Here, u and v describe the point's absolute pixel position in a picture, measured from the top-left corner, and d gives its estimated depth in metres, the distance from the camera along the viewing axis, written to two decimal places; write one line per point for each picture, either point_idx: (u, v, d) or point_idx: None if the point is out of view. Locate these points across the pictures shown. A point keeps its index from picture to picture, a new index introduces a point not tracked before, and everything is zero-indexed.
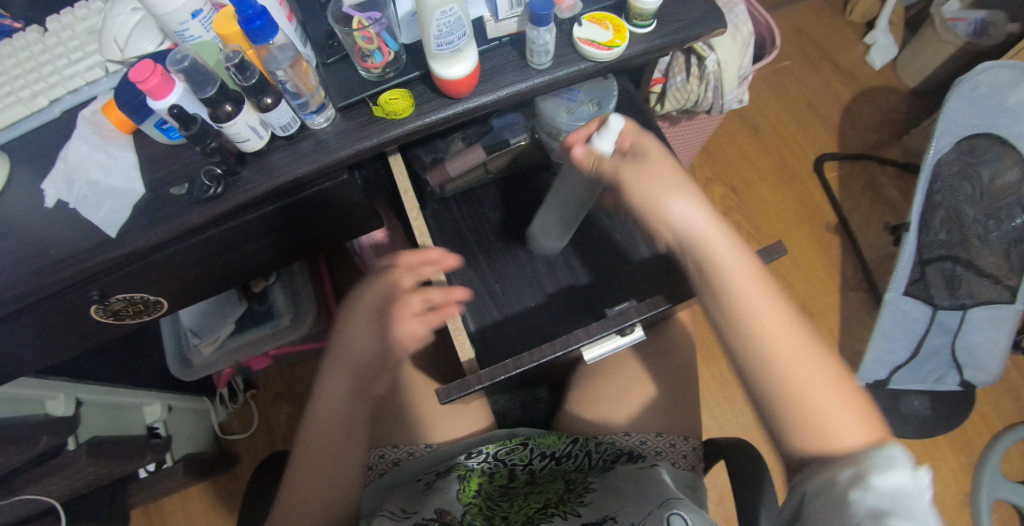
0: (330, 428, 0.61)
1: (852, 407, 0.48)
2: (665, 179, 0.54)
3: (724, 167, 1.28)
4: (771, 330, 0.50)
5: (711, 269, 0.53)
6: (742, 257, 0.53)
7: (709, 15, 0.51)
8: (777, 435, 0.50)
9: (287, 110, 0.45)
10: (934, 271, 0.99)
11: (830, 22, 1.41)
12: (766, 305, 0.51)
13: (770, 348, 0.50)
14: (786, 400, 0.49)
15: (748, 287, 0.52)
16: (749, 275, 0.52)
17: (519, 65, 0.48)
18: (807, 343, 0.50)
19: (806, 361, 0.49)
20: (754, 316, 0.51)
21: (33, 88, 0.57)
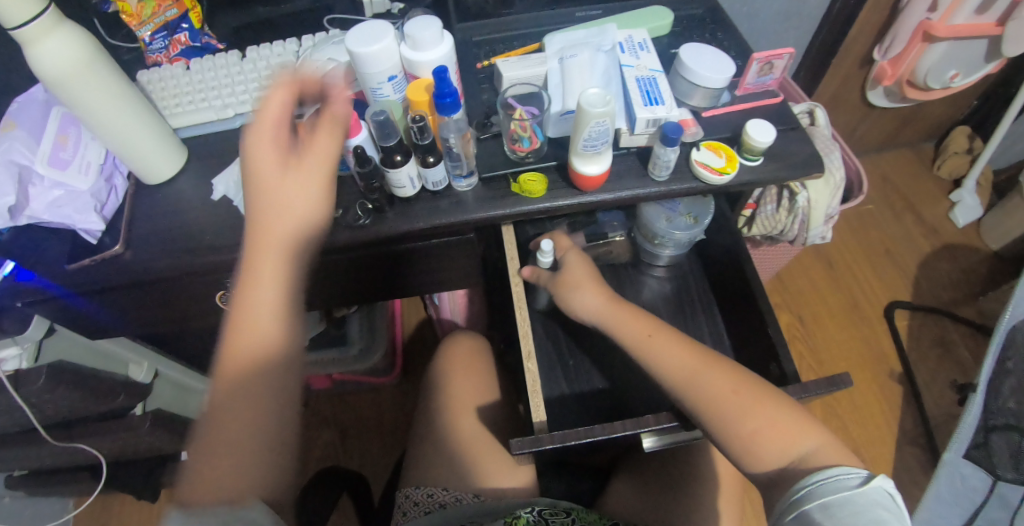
0: (249, 379, 0.46)
1: (766, 409, 0.54)
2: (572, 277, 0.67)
3: (790, 291, 1.31)
4: (672, 384, 0.58)
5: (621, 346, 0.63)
6: (631, 326, 0.63)
7: (811, 159, 0.57)
8: (732, 457, 0.55)
9: (443, 170, 0.54)
10: (998, 438, 0.97)
11: (916, 173, 1.46)
12: (663, 353, 0.60)
13: (682, 388, 0.57)
14: (710, 427, 0.55)
15: (650, 345, 0.61)
16: (649, 333, 0.62)
17: (640, 173, 0.56)
18: (713, 369, 0.57)
19: (710, 385, 0.56)
20: (664, 367, 0.59)
21: (225, 100, 0.69)
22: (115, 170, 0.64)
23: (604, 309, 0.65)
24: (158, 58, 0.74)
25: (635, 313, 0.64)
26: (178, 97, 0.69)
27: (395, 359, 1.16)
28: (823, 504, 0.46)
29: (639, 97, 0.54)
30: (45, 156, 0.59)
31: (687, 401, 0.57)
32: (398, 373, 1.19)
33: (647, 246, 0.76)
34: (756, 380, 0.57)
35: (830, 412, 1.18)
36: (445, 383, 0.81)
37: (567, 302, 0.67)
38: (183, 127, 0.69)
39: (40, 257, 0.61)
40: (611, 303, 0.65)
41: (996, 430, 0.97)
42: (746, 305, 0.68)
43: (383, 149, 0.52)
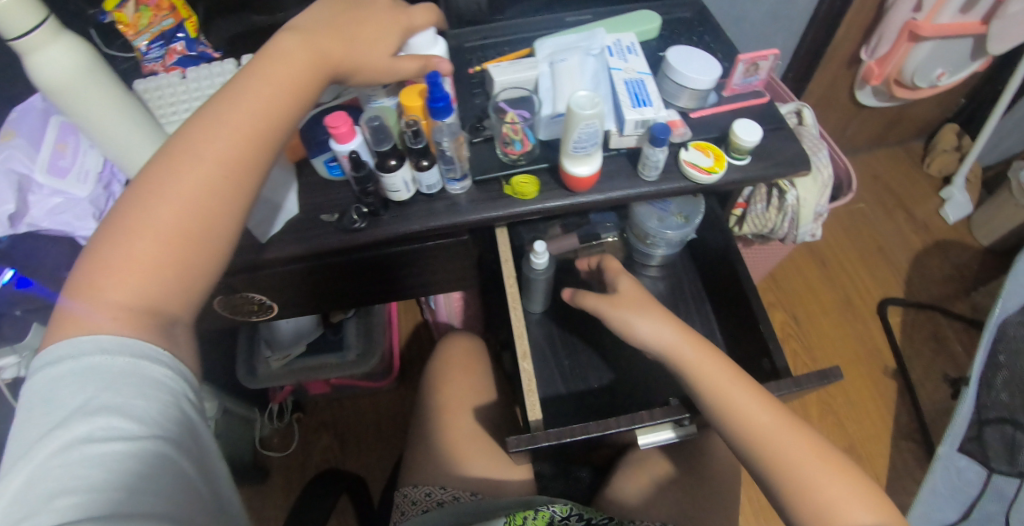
0: (167, 213, 0.42)
1: (840, 477, 0.52)
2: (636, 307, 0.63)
3: (784, 290, 1.32)
4: (748, 431, 0.55)
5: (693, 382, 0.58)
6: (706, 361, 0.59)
7: (799, 157, 0.59)
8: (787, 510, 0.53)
9: (436, 173, 0.55)
10: (992, 432, 0.99)
11: (907, 171, 1.47)
12: (745, 399, 0.56)
13: (755, 435, 0.55)
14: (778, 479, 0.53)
15: (732, 390, 0.57)
16: (730, 379, 0.57)
17: (630, 173, 0.57)
18: (792, 428, 0.55)
19: (792, 442, 0.54)
20: (742, 415, 0.56)
21: None
22: (113, 178, 0.64)
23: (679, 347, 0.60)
24: (154, 67, 0.75)
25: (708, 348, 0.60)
26: (174, 106, 0.70)
27: (391, 362, 1.16)
28: None
29: (627, 99, 0.55)
30: (45, 164, 0.60)
31: (761, 453, 0.54)
32: (395, 377, 1.20)
33: (639, 247, 0.78)
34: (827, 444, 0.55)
35: (825, 410, 1.19)
36: (442, 385, 0.81)
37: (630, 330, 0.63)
38: None
39: (39, 264, 0.62)
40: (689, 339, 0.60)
41: (990, 423, 0.99)
42: (739, 303, 0.69)
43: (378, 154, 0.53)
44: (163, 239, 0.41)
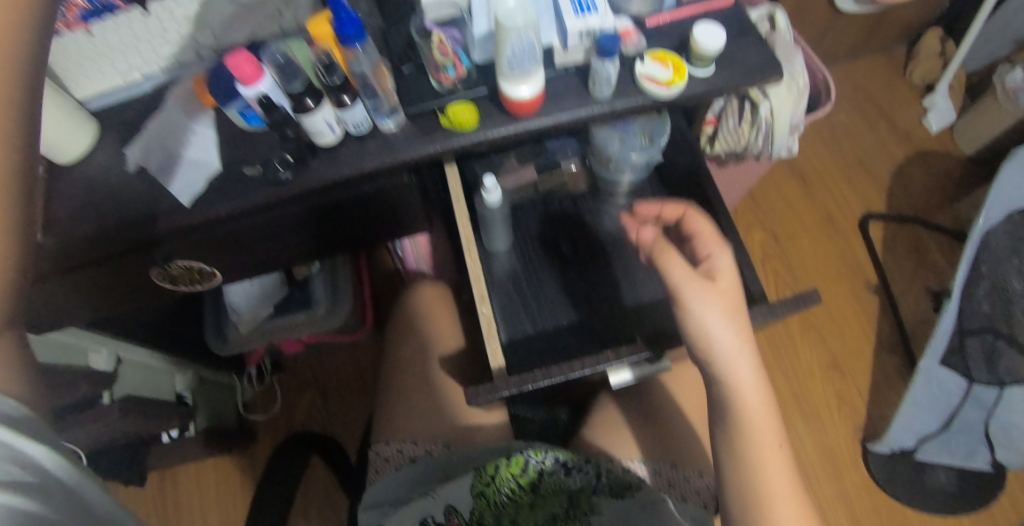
0: None
1: None
2: (719, 309, 0.50)
3: (764, 211, 1.28)
4: (762, 480, 0.51)
5: (746, 418, 0.52)
6: (763, 404, 0.52)
7: (769, 62, 0.53)
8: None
9: (362, 111, 0.49)
10: (973, 342, 0.97)
11: (888, 80, 1.41)
12: (773, 459, 0.51)
13: (764, 489, 0.50)
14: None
15: (773, 453, 0.52)
16: (779, 442, 0.52)
17: (581, 92, 0.51)
18: (804, 511, 0.50)
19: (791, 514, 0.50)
20: (766, 473, 0.51)
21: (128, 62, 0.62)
22: None
23: (750, 390, 0.51)
24: None
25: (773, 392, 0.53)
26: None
27: (365, 316, 1.12)
28: None
29: (568, 6, 0.50)
30: None
31: (765, 516, 0.50)
32: (371, 328, 1.16)
33: (604, 174, 0.72)
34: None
35: (808, 330, 1.18)
36: (410, 337, 0.78)
37: (708, 345, 0.50)
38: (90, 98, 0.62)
39: None
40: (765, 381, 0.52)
41: (972, 333, 0.97)
42: None
43: (292, 95, 0.47)
44: None
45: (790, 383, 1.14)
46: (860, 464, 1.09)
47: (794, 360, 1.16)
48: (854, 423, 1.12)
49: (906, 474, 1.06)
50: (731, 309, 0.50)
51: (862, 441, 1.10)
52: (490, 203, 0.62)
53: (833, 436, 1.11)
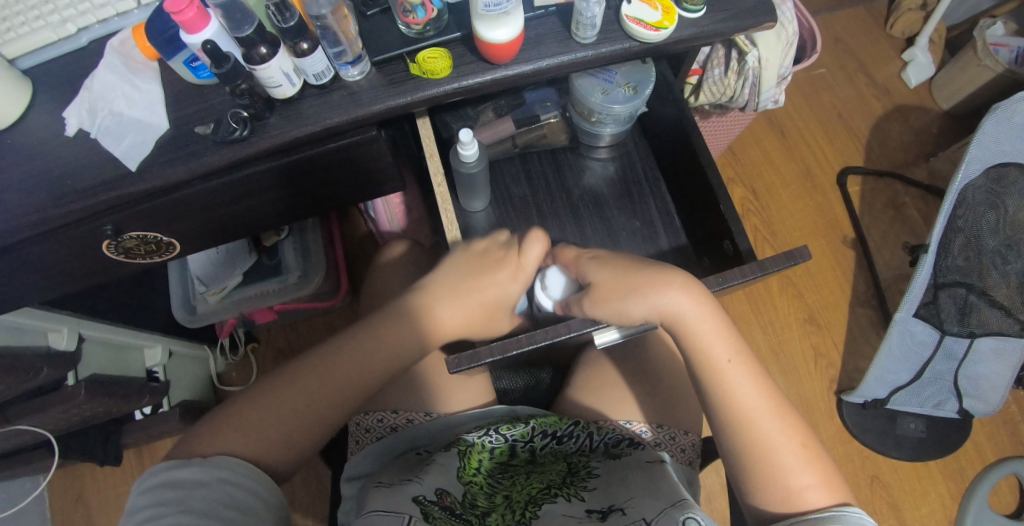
0: None
1: (819, 469, 0.52)
2: (618, 301, 0.54)
3: (745, 167, 1.27)
4: (732, 403, 0.54)
5: (697, 349, 0.54)
6: (718, 332, 0.55)
7: (760, 6, 0.50)
8: (746, 493, 0.53)
9: (322, 58, 0.45)
10: (945, 295, 0.99)
11: (869, 32, 1.38)
12: (740, 381, 0.54)
13: (739, 414, 0.53)
14: (752, 464, 0.52)
15: (732, 373, 0.54)
16: (730, 358, 0.55)
17: (562, 37, 0.48)
18: (779, 415, 0.54)
19: (766, 425, 0.53)
20: (734, 397, 0.54)
21: (62, 14, 0.57)
22: None
23: (694, 317, 0.54)
24: None
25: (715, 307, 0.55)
26: (7, 20, 0.56)
27: (339, 280, 1.07)
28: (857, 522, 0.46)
29: None
30: None
31: (742, 437, 0.53)
32: (347, 294, 1.11)
33: (585, 126, 0.69)
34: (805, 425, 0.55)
35: (786, 286, 1.19)
36: None
37: (627, 314, 0.54)
38: (23, 56, 0.57)
39: None
40: (699, 303, 0.54)
41: (946, 287, 0.99)
42: (697, 183, 0.63)
43: (241, 41, 0.43)
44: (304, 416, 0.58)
45: (768, 338, 1.15)
46: (834, 414, 1.11)
47: (772, 317, 1.17)
48: (829, 376, 1.14)
49: (879, 424, 1.08)
50: (633, 289, 0.54)
51: (837, 392, 1.12)
52: (468, 163, 0.59)
53: (809, 389, 1.13)
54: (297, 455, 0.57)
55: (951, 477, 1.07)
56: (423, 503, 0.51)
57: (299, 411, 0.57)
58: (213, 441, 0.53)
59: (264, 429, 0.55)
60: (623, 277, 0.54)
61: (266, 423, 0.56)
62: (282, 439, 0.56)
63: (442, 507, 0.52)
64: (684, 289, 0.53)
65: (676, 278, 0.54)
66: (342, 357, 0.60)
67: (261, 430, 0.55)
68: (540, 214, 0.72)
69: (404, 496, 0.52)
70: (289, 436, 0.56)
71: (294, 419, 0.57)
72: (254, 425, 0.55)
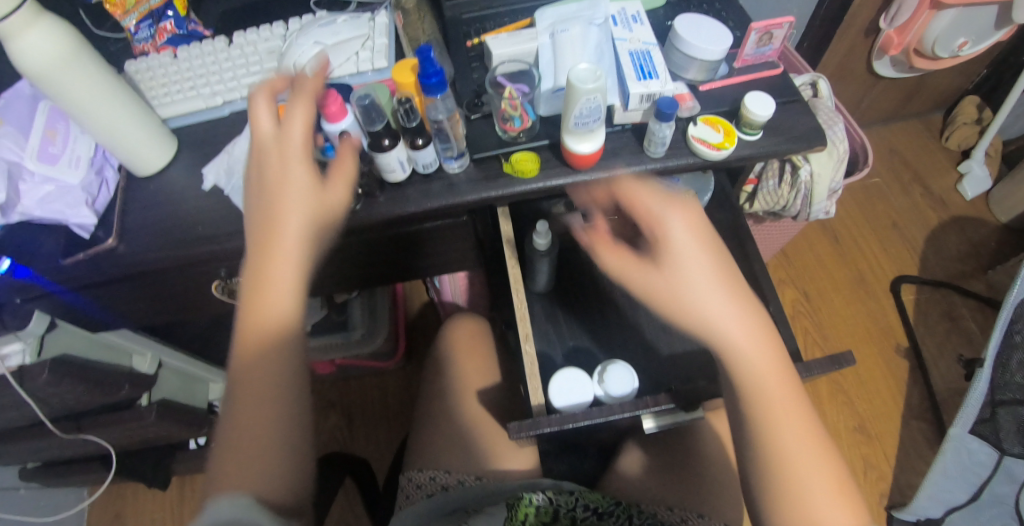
0: None
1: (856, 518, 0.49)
2: (688, 279, 0.50)
3: (795, 267, 1.30)
4: (775, 428, 0.50)
5: (745, 372, 0.51)
6: (770, 356, 0.52)
7: (814, 132, 0.56)
8: (757, 505, 0.52)
9: (433, 152, 0.53)
10: (1005, 413, 0.95)
11: (924, 144, 1.43)
12: (785, 412, 0.51)
13: (766, 430, 0.51)
14: (771, 480, 0.50)
15: (782, 403, 0.51)
16: (779, 391, 0.51)
17: (636, 150, 0.55)
18: (822, 458, 0.50)
19: (811, 467, 0.50)
20: (775, 429, 0.50)
21: (213, 88, 0.69)
22: (105, 162, 0.64)
23: (737, 334, 0.51)
24: (145, 47, 0.75)
25: (760, 321, 0.52)
26: (167, 88, 0.69)
27: (397, 343, 1.13)
28: None
29: (632, 71, 0.54)
30: (35, 151, 0.61)
31: (782, 470, 0.50)
32: (402, 357, 1.16)
33: None
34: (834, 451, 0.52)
35: (833, 386, 1.18)
36: (448, 371, 0.81)
37: (693, 308, 0.50)
38: (173, 117, 0.69)
39: (31, 252, 0.62)
40: (740, 312, 0.51)
41: (1004, 404, 0.95)
42: (748, 285, 0.67)
43: (371, 133, 0.52)
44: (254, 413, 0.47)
45: None
46: None
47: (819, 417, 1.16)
48: (879, 488, 1.10)
49: None
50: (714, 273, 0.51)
51: (887, 508, 1.09)
52: (537, 249, 0.68)
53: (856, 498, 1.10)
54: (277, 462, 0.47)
55: None
56: None
57: (283, 405, 0.48)
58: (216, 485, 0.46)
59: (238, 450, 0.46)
60: (685, 252, 0.51)
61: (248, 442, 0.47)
62: (282, 437, 0.47)
63: None
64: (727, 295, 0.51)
65: (736, 291, 0.52)
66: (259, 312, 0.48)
67: (256, 442, 0.47)
68: (600, 302, 0.77)
69: None
70: (296, 426, 0.48)
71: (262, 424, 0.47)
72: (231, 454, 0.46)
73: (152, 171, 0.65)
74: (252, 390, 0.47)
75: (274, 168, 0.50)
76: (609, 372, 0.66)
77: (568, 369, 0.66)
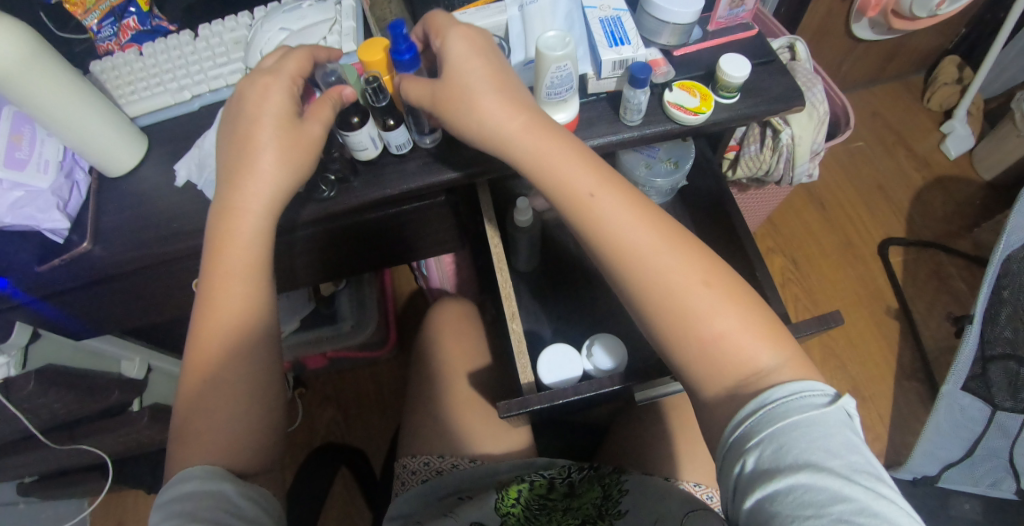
0: None
1: (739, 308, 0.45)
2: (476, 99, 0.49)
3: (782, 234, 1.30)
4: (618, 239, 0.48)
5: (560, 190, 0.49)
6: (580, 160, 0.49)
7: (791, 92, 0.55)
8: (675, 366, 0.47)
9: (404, 133, 0.54)
10: (996, 368, 0.97)
11: (906, 106, 1.42)
12: (617, 221, 0.48)
13: (636, 268, 0.47)
14: (647, 313, 0.47)
15: (613, 213, 0.48)
16: (592, 190, 0.48)
17: (612, 119, 0.55)
18: (670, 250, 0.47)
19: (670, 269, 0.46)
20: (615, 239, 0.48)
21: (180, 82, 0.67)
22: (75, 164, 0.63)
23: (540, 145, 0.49)
24: (109, 46, 0.73)
25: (562, 137, 0.49)
26: (133, 85, 0.67)
27: (388, 332, 1.12)
28: (793, 425, 0.40)
29: (603, 38, 0.54)
30: (2, 157, 0.59)
31: (640, 286, 0.47)
32: (394, 346, 1.16)
33: None
34: (714, 256, 0.48)
35: (826, 352, 1.18)
36: (439, 356, 0.80)
37: (481, 128, 0.49)
38: (141, 115, 0.67)
39: (7, 262, 0.60)
40: (543, 133, 0.48)
41: (994, 360, 0.97)
42: (734, 252, 0.67)
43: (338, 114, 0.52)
44: (219, 372, 0.49)
45: None
46: None
47: None
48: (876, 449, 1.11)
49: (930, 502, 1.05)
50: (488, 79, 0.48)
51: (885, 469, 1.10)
52: (519, 224, 0.69)
53: None
54: (254, 422, 0.49)
55: None
56: None
57: (249, 365, 0.50)
58: (185, 455, 0.46)
59: (209, 416, 0.47)
60: (459, 68, 0.49)
61: (204, 411, 0.48)
62: (243, 408, 0.48)
63: None
64: (525, 114, 0.49)
65: (525, 107, 0.49)
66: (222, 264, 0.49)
67: (218, 412, 0.48)
68: (586, 278, 0.77)
69: None
70: (253, 397, 0.49)
71: (229, 386, 0.48)
72: (202, 419, 0.47)
73: (126, 170, 0.64)
74: (212, 347, 0.49)
75: (251, 106, 0.50)
76: (596, 342, 0.66)
77: (555, 346, 0.65)
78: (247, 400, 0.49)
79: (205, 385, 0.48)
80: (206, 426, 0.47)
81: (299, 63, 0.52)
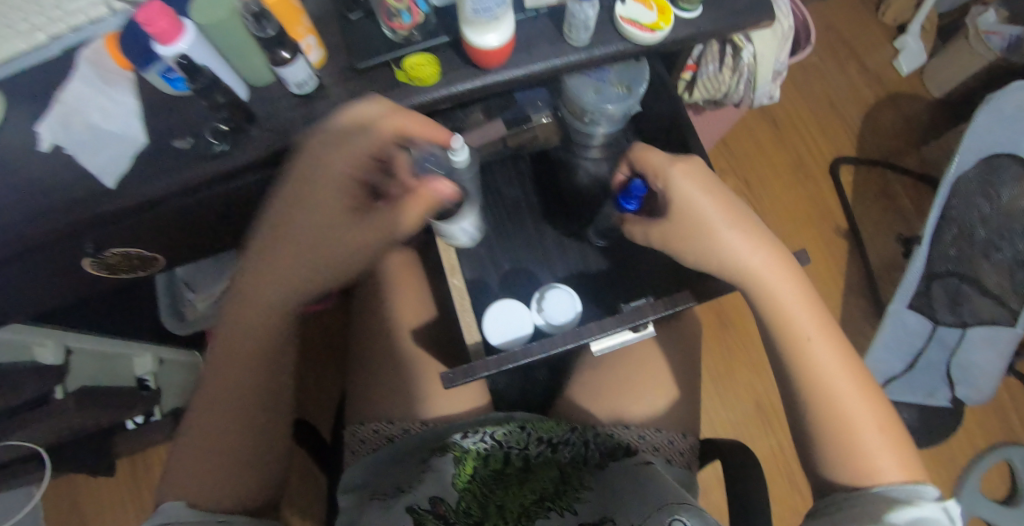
0: None
1: (897, 450, 0.55)
2: (726, 241, 0.57)
3: (737, 156, 1.26)
4: (818, 366, 0.57)
5: (777, 314, 0.58)
6: (805, 307, 0.59)
7: (757, 6, 0.50)
8: (819, 463, 0.57)
9: (302, 67, 0.48)
10: (938, 285, 1.00)
11: (860, 19, 1.36)
12: (826, 359, 0.57)
13: (823, 386, 0.57)
14: (820, 418, 0.56)
15: (817, 346, 0.58)
16: (811, 334, 0.58)
17: (555, 37, 0.50)
18: (863, 396, 0.57)
19: (852, 401, 0.56)
20: (815, 365, 0.57)
21: (30, 19, 0.49)
22: None
23: (775, 285, 0.58)
24: None
25: (806, 292, 0.59)
26: None
27: None
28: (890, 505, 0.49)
29: None
30: None
31: (824, 404, 0.56)
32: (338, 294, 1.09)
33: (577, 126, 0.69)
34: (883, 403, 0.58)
35: None
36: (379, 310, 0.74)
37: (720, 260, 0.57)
38: None
39: None
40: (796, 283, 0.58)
41: (938, 277, 0.99)
42: None
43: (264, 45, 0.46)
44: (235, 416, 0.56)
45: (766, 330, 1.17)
46: None
47: None
48: None
49: None
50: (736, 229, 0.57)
51: None
52: None
53: None
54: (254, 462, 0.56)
55: (940, 464, 1.09)
56: (416, 512, 0.55)
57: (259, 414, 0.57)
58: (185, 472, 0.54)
59: (218, 445, 0.55)
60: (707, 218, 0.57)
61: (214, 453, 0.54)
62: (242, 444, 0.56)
63: (435, 516, 0.55)
64: (765, 251, 0.57)
65: (779, 258, 0.58)
66: (247, 319, 0.55)
67: (225, 443, 0.55)
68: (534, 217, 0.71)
69: (397, 508, 0.56)
70: (247, 435, 0.56)
71: (239, 432, 0.55)
72: (209, 447, 0.54)
73: None
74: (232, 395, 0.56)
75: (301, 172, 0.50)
76: (540, 295, 0.61)
77: (507, 301, 0.60)
78: (247, 445, 0.55)
79: (224, 424, 0.55)
80: (206, 459, 0.54)
81: (380, 133, 0.48)
